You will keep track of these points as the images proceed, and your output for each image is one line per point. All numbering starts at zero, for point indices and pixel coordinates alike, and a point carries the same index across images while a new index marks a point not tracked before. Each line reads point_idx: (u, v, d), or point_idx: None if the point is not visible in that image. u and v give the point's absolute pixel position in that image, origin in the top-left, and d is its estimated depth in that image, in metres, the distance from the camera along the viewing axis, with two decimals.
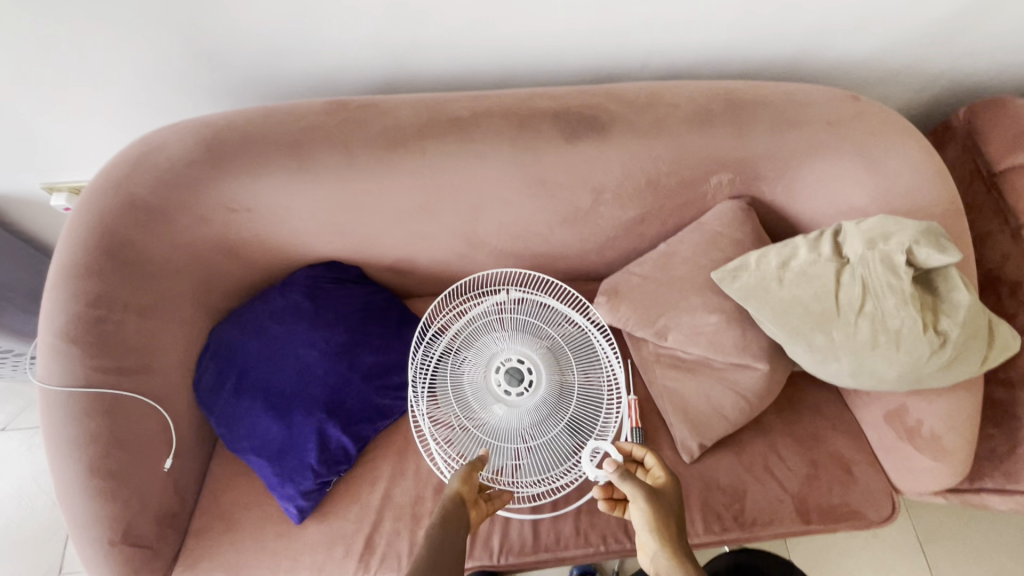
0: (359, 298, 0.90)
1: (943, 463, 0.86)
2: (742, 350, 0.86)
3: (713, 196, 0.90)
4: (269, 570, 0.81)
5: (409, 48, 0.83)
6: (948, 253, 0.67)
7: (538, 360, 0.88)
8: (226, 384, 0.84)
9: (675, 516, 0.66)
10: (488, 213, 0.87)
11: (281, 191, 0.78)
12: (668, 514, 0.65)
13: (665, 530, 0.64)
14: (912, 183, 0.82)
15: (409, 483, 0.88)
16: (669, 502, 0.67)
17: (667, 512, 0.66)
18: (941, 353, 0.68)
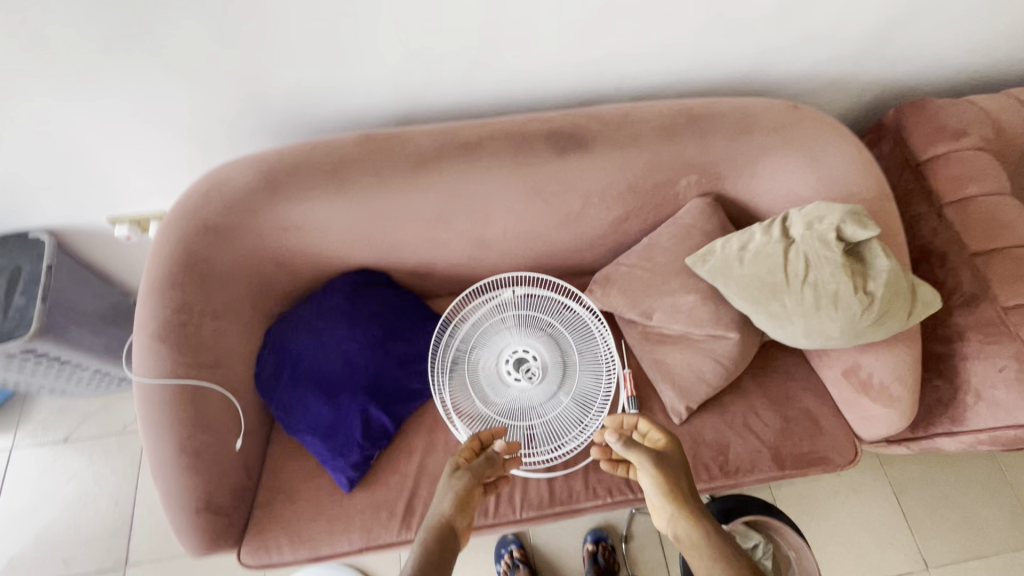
0: (390, 298, 1.06)
1: (894, 410, 1.01)
2: (716, 322, 1.02)
3: (685, 195, 1.07)
4: (327, 532, 0.96)
5: (422, 84, 1.00)
6: (868, 229, 0.83)
7: (541, 349, 1.08)
8: (282, 375, 0.99)
9: (681, 476, 0.80)
10: (495, 220, 1.03)
11: (324, 211, 0.94)
12: (674, 476, 0.79)
13: (677, 491, 0.78)
14: (845, 175, 0.99)
15: (440, 454, 1.03)
16: (673, 462, 0.81)
17: (674, 475, 0.79)
18: (870, 310, 0.84)
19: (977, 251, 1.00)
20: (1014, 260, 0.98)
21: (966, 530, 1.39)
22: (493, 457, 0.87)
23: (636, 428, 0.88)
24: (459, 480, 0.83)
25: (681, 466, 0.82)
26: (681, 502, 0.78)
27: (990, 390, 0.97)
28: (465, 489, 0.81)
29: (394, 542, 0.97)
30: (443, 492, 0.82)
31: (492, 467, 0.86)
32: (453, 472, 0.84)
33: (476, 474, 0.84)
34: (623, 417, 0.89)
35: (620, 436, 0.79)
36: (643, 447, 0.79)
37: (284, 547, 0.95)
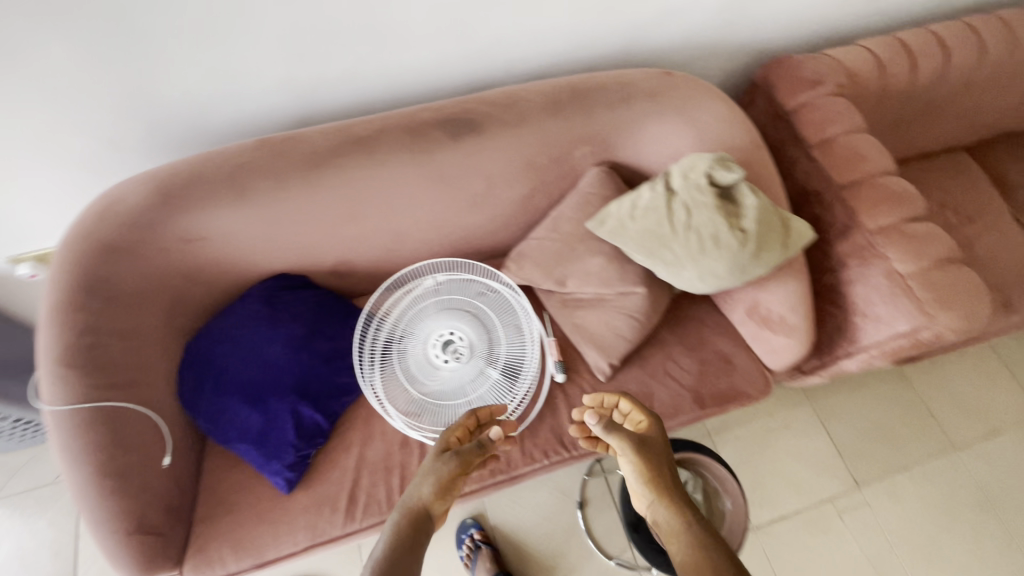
0: (309, 299, 1.07)
1: (793, 338, 1.10)
2: (623, 279, 1.08)
3: (581, 165, 1.13)
4: (271, 536, 0.97)
5: (314, 86, 1.02)
6: (733, 171, 0.92)
7: (467, 329, 1.12)
8: (205, 387, 0.99)
9: (662, 463, 0.80)
10: (404, 210, 1.07)
11: (227, 219, 0.95)
12: (655, 460, 0.79)
13: (656, 477, 0.78)
14: (719, 131, 1.08)
15: (378, 444, 1.05)
16: (655, 446, 0.82)
17: (653, 461, 0.80)
18: (747, 245, 0.92)
19: (844, 184, 1.09)
20: (876, 187, 1.07)
21: (889, 445, 1.51)
22: (485, 444, 0.85)
23: (618, 408, 0.93)
24: (446, 464, 0.81)
25: (663, 453, 0.82)
26: (660, 489, 0.78)
27: (873, 308, 1.06)
28: (450, 475, 0.80)
29: (339, 535, 0.98)
30: (425, 474, 0.80)
31: (482, 454, 0.84)
32: (440, 455, 0.83)
33: (464, 459, 0.82)
34: (603, 396, 0.94)
35: (599, 419, 0.82)
36: (622, 431, 0.81)
37: (227, 558, 0.95)
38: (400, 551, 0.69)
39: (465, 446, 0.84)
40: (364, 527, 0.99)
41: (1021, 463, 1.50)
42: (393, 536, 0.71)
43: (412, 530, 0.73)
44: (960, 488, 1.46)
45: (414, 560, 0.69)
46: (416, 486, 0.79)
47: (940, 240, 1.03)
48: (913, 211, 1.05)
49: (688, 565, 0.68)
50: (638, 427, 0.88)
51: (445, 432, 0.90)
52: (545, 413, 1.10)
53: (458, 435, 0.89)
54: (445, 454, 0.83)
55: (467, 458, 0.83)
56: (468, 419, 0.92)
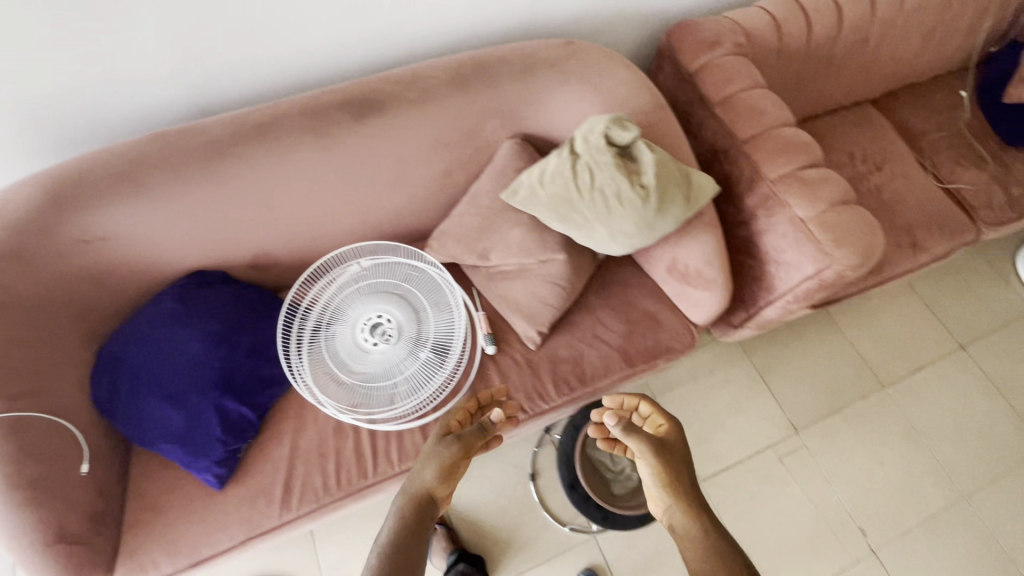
0: (227, 293, 1.06)
1: (712, 291, 1.13)
2: (543, 248, 1.10)
3: (494, 139, 1.13)
4: (204, 533, 0.96)
5: (207, 77, 0.99)
6: (630, 130, 0.95)
7: (395, 311, 1.11)
8: (121, 391, 0.97)
9: (680, 470, 0.84)
10: (317, 197, 1.06)
11: (128, 216, 0.93)
12: (674, 467, 0.84)
13: (674, 483, 0.83)
14: (622, 95, 1.10)
15: (311, 432, 1.05)
16: (674, 453, 0.86)
17: (672, 468, 0.84)
18: (649, 201, 0.95)
19: (745, 138, 1.14)
20: (773, 137, 1.11)
21: (824, 390, 1.58)
22: (487, 427, 0.89)
23: (638, 410, 0.95)
24: (448, 449, 0.86)
25: (683, 458, 0.86)
26: (676, 495, 0.83)
27: (782, 255, 1.12)
28: (452, 460, 0.84)
29: (277, 525, 0.98)
30: (428, 459, 0.85)
31: (484, 435, 0.88)
32: (443, 440, 0.88)
33: (466, 442, 0.86)
34: (624, 397, 0.96)
35: (618, 422, 0.86)
36: (641, 435, 0.86)
37: (160, 561, 0.94)
38: (407, 543, 0.76)
39: (467, 429, 0.88)
40: (301, 514, 1.00)
41: (944, 394, 1.59)
42: (401, 523, 0.78)
43: (417, 519, 0.80)
44: (890, 423, 1.55)
45: (419, 544, 0.77)
46: (421, 471, 0.84)
47: (835, 182, 1.08)
48: (810, 158, 1.10)
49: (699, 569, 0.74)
50: (658, 430, 0.91)
51: (445, 417, 0.95)
52: (478, 385, 1.11)
53: (458, 418, 0.94)
54: (447, 439, 0.87)
55: (469, 440, 0.87)
56: (469, 403, 0.97)
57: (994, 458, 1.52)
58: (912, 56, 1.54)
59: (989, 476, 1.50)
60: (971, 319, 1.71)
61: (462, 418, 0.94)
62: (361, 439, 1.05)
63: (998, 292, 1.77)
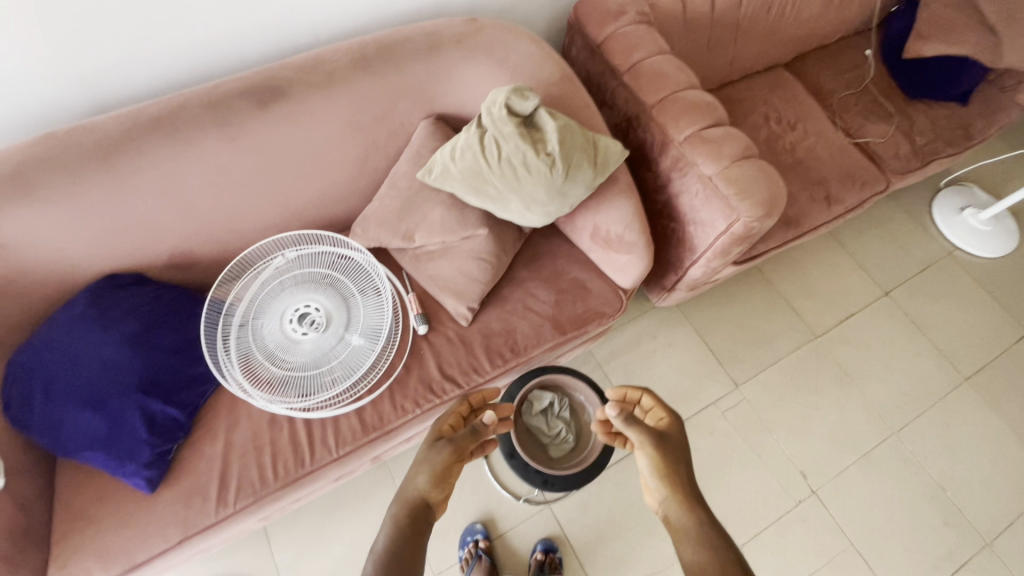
0: (144, 295, 1.04)
1: (634, 254, 1.16)
2: (464, 224, 1.12)
3: (408, 121, 1.14)
4: (138, 537, 0.94)
5: (96, 73, 0.96)
6: (530, 98, 0.97)
7: (323, 299, 1.10)
8: (35, 402, 0.94)
9: (679, 462, 0.83)
10: (228, 189, 1.05)
11: (23, 220, 0.91)
12: (672, 457, 0.82)
13: (672, 476, 0.81)
14: (529, 68, 1.12)
15: (244, 427, 1.04)
16: (672, 445, 0.85)
17: (672, 460, 0.82)
18: (556, 168, 0.97)
19: (653, 103, 1.17)
20: (679, 100, 1.15)
21: (760, 344, 1.65)
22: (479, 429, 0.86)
23: (640, 403, 0.94)
24: (440, 453, 0.82)
25: (681, 451, 0.85)
26: (673, 488, 0.81)
27: (697, 214, 1.16)
28: (444, 463, 0.80)
29: (214, 523, 0.97)
30: (420, 464, 0.81)
31: (475, 439, 0.86)
32: (434, 445, 0.84)
33: (459, 445, 0.83)
34: (627, 389, 0.94)
35: (620, 413, 0.86)
36: (643, 426, 0.85)
37: (92, 570, 0.92)
38: (404, 547, 0.71)
39: (458, 432, 0.85)
40: (239, 509, 0.98)
41: (872, 338, 1.68)
42: (394, 531, 0.73)
43: (411, 525, 0.75)
44: (824, 369, 1.63)
45: (409, 553, 0.71)
46: (413, 477, 0.80)
47: (738, 140, 1.12)
48: (714, 118, 1.14)
49: (695, 565, 0.71)
50: (659, 423, 0.91)
51: (435, 423, 0.92)
52: (412, 365, 1.12)
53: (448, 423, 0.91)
54: (438, 443, 0.84)
55: (460, 443, 0.84)
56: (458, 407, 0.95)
57: (919, 393, 1.61)
58: (815, 18, 1.61)
59: (916, 411, 1.59)
60: (893, 266, 1.81)
61: (454, 421, 0.92)
62: (296, 428, 1.05)
63: (917, 238, 1.87)
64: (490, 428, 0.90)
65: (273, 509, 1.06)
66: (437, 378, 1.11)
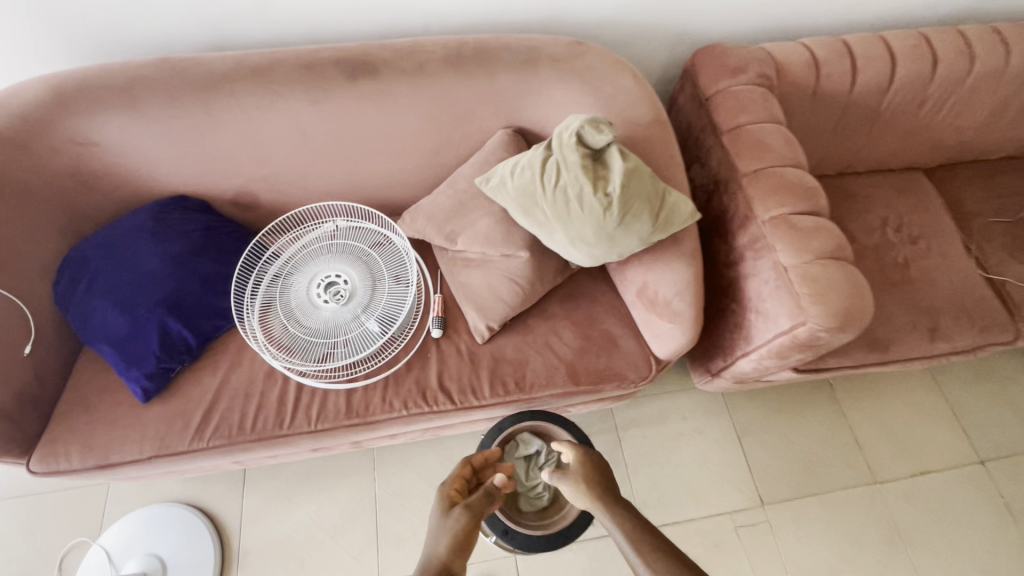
0: (201, 222, 1.10)
1: (677, 325, 1.05)
2: (508, 242, 1.07)
3: (486, 127, 1.13)
4: (118, 440, 0.99)
5: (221, 16, 1.05)
6: (604, 133, 0.91)
7: (353, 274, 1.10)
8: (81, 287, 1.03)
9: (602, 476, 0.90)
10: (301, 148, 1.09)
11: (121, 128, 1.00)
12: (588, 484, 0.88)
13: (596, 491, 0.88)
14: (620, 103, 1.06)
15: (244, 370, 1.07)
16: (587, 471, 0.90)
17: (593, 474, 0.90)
18: (610, 211, 0.90)
19: (747, 171, 1.06)
20: (775, 176, 1.03)
21: (803, 468, 1.44)
22: (493, 491, 0.85)
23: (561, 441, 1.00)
24: (458, 520, 0.80)
25: (598, 476, 0.90)
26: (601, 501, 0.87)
27: (762, 303, 1.03)
28: (466, 531, 0.78)
29: (185, 451, 1.00)
30: (438, 533, 0.78)
31: (491, 502, 0.84)
32: (449, 511, 0.81)
33: (476, 512, 0.81)
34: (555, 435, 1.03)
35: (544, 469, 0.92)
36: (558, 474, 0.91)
37: (72, 454, 0.98)
38: None
39: (473, 497, 0.83)
40: (211, 446, 1.01)
41: (946, 507, 1.40)
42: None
43: None
44: (874, 524, 1.38)
45: None
46: (433, 544, 0.78)
47: (832, 235, 0.98)
48: (811, 205, 1.01)
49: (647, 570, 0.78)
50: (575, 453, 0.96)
51: (442, 484, 0.87)
52: (415, 365, 1.09)
53: (457, 486, 0.86)
54: (453, 510, 0.81)
55: (477, 509, 0.82)
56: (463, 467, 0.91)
57: None
58: (980, 127, 1.38)
59: None
60: (1000, 434, 1.50)
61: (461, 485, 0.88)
62: (287, 389, 1.06)
63: None
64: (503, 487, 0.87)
65: (245, 456, 1.07)
66: (433, 387, 1.07)
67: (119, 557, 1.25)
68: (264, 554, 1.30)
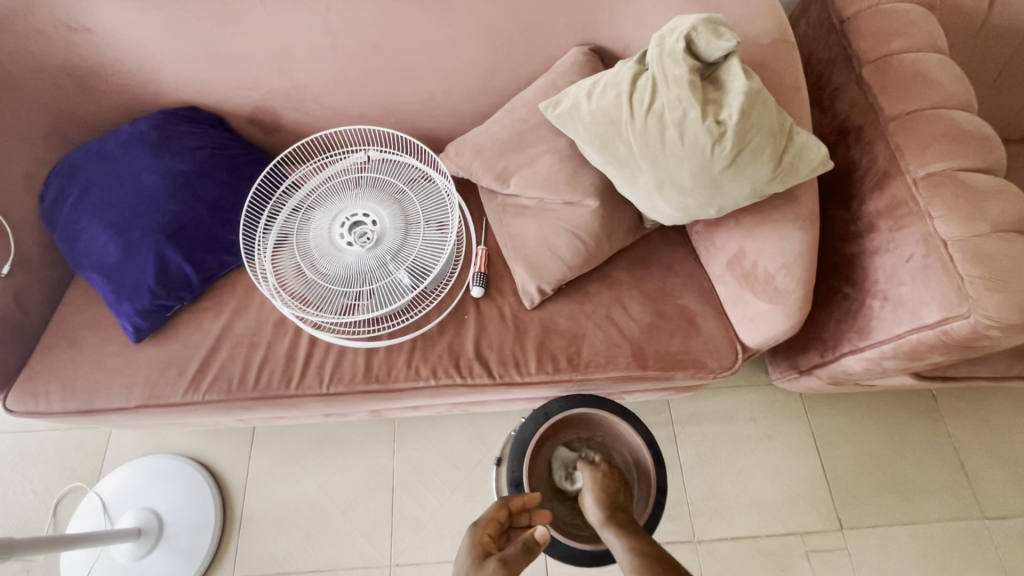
0: (210, 139, 0.94)
1: (779, 306, 0.83)
2: (573, 186, 0.86)
3: (556, 42, 0.91)
4: (104, 383, 0.85)
5: None
6: (725, 39, 0.69)
7: (383, 213, 0.91)
8: (70, 202, 0.89)
9: (620, 496, 0.77)
10: (330, 53, 0.90)
11: (119, 13, 0.83)
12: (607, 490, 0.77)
13: (615, 503, 0.75)
14: (734, 15, 0.82)
15: (250, 316, 0.91)
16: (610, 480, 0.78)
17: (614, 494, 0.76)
18: (721, 144, 0.68)
19: (894, 114, 0.81)
20: (936, 121, 0.78)
21: (893, 491, 1.21)
22: (534, 544, 0.64)
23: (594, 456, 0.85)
24: None
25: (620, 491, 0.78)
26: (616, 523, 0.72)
27: (897, 287, 0.79)
28: None
29: (177, 403, 0.85)
30: None
31: (531, 559, 0.64)
32: (480, 564, 0.63)
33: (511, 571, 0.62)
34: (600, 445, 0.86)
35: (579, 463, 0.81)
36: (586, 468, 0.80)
37: (52, 395, 0.85)
38: None
39: (509, 549, 0.64)
40: (207, 400, 0.86)
41: None
42: None
43: None
44: (977, 567, 1.14)
45: None
46: None
47: (1015, 202, 0.73)
48: (983, 162, 0.76)
49: None
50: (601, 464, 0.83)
51: (473, 528, 0.70)
52: (449, 328, 0.91)
53: (491, 532, 0.69)
54: (485, 562, 0.63)
55: (513, 568, 0.62)
56: (499, 511, 0.72)
57: None
58: None
59: None
60: None
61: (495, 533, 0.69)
62: (298, 342, 0.90)
63: None
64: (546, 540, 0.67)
65: (247, 415, 0.92)
66: (468, 355, 0.89)
67: (115, 508, 1.15)
68: (268, 521, 1.17)
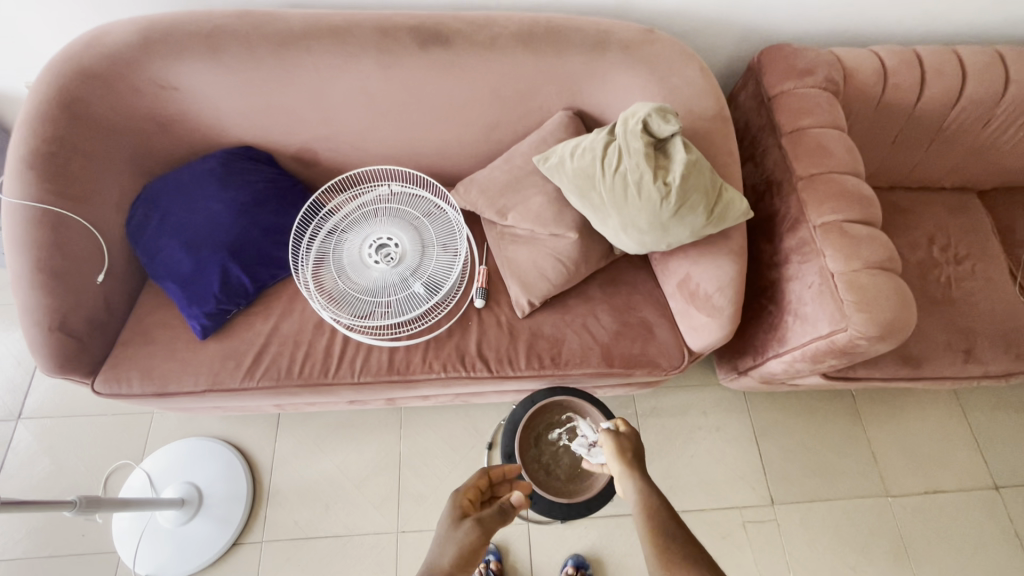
0: (264, 173, 1.15)
1: (715, 319, 1.07)
2: (558, 222, 1.10)
3: (547, 107, 1.14)
4: (176, 370, 1.05)
5: None
6: (671, 124, 0.93)
7: (403, 238, 1.13)
8: (152, 224, 1.09)
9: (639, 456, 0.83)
10: (366, 109, 1.12)
11: (198, 74, 1.04)
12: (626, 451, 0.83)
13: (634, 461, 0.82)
14: (685, 95, 1.07)
15: (294, 319, 1.12)
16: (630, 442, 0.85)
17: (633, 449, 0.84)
18: (668, 200, 0.92)
19: (803, 175, 1.06)
20: (832, 182, 1.04)
21: (816, 473, 1.46)
22: (508, 508, 0.75)
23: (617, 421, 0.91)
24: (466, 533, 0.72)
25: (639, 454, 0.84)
26: (639, 474, 0.79)
27: (802, 306, 1.04)
28: (473, 543, 0.71)
29: (235, 388, 1.06)
30: (445, 541, 0.72)
31: (504, 521, 0.74)
32: (459, 522, 0.74)
33: (485, 528, 0.72)
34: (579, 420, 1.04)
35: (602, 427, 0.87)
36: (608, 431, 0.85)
37: (132, 379, 1.04)
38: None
39: (485, 511, 0.74)
40: (259, 385, 1.06)
41: (954, 528, 1.42)
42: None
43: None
44: (879, 535, 1.40)
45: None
46: (435, 555, 0.71)
47: (883, 247, 0.99)
48: (863, 215, 1.02)
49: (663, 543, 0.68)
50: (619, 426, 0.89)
51: (456, 493, 0.80)
52: (456, 332, 1.13)
53: (471, 496, 0.80)
54: (463, 522, 0.74)
55: (487, 525, 0.73)
56: (481, 479, 0.84)
57: None
58: None
59: None
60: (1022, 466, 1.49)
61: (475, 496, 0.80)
62: (334, 341, 1.11)
63: None
64: (521, 506, 0.78)
65: (288, 399, 1.13)
66: (472, 353, 1.11)
67: (159, 481, 1.34)
68: (291, 495, 1.37)
